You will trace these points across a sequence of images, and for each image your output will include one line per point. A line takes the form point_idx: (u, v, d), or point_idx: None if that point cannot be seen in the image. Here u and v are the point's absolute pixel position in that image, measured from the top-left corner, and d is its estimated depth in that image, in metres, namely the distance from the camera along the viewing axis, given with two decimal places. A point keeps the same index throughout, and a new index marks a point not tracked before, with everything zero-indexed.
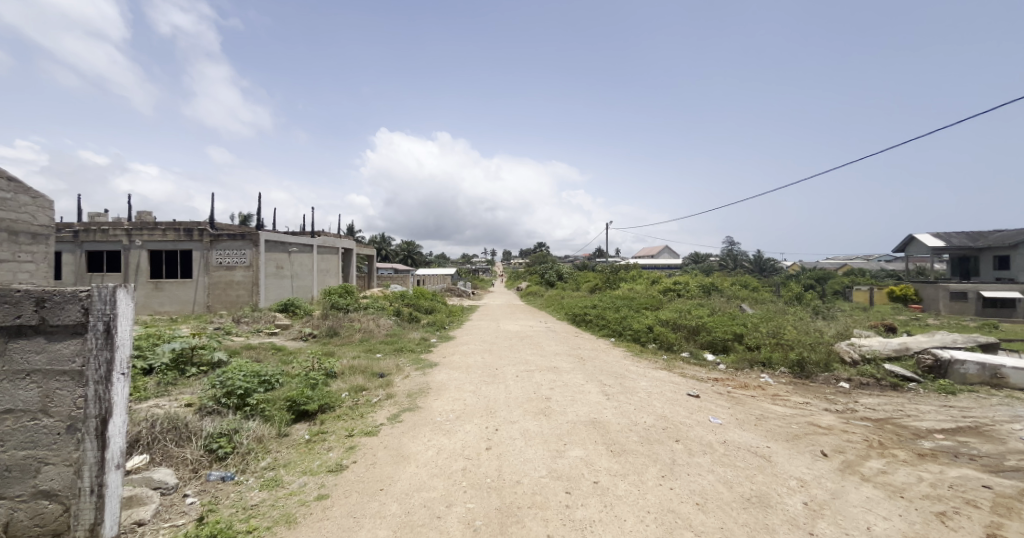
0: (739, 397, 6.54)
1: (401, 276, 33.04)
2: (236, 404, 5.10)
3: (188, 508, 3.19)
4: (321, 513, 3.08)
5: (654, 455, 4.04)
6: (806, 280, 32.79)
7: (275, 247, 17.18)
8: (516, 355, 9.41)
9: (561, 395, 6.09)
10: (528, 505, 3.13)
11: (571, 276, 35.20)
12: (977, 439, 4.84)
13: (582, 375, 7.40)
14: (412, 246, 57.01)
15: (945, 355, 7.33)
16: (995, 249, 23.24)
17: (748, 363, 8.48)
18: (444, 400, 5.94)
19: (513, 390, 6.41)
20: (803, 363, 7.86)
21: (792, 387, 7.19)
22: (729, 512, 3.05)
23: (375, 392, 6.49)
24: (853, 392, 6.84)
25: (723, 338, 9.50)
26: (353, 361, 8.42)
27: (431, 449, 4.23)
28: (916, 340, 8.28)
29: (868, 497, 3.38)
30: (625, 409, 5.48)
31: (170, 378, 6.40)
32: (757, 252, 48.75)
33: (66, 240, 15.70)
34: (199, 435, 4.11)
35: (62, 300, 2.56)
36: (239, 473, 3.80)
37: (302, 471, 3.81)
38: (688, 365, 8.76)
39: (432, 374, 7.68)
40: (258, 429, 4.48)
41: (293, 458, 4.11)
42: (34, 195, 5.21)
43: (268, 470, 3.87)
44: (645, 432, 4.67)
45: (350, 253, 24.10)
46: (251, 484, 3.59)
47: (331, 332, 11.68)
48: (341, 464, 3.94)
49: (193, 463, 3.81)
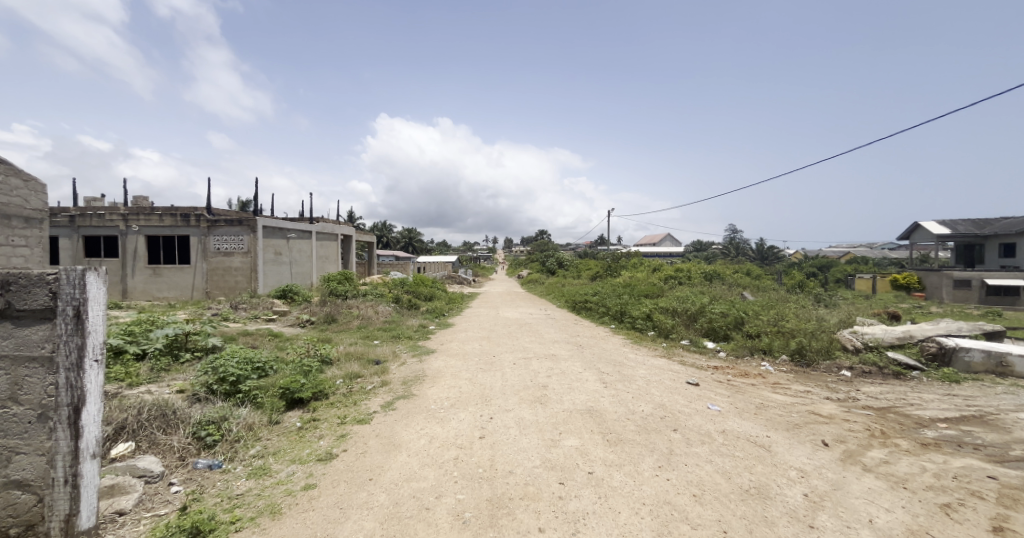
0: (739, 385, 6.46)
1: (401, 264, 32.76)
2: (227, 391, 5.08)
3: (172, 498, 3.11)
4: (306, 503, 3.00)
5: (651, 444, 3.96)
6: (807, 268, 32.54)
7: (274, 233, 16.99)
8: (514, 342, 9.31)
9: (558, 383, 5.99)
10: (519, 496, 3.05)
11: (571, 264, 34.99)
12: (982, 428, 4.74)
13: (580, 363, 7.30)
14: (412, 233, 56.80)
15: (950, 343, 7.18)
16: (1001, 236, 23.02)
17: (749, 351, 8.39)
18: (439, 387, 5.87)
19: (510, 378, 6.32)
20: (804, 351, 7.73)
21: (794, 375, 7.06)
22: (727, 504, 2.96)
23: (370, 379, 6.42)
24: (855, 380, 6.73)
25: (724, 326, 9.42)
26: (349, 347, 8.39)
27: (423, 437, 4.16)
28: (919, 328, 8.15)
29: (871, 488, 3.28)
30: (623, 398, 5.39)
31: (163, 364, 6.34)
32: (759, 240, 48.64)
33: (62, 224, 15.57)
34: (186, 422, 4.05)
35: (28, 283, 2.42)
36: (226, 461, 3.72)
37: (291, 460, 3.74)
38: (688, 353, 8.71)
39: (429, 361, 7.61)
40: (249, 417, 4.43)
41: (283, 446, 4.05)
42: (25, 178, 5.06)
43: (257, 458, 3.80)
44: (643, 421, 4.58)
45: (349, 240, 24.08)
46: (239, 473, 3.51)
47: (329, 319, 11.60)
48: (332, 452, 3.86)
49: (180, 451, 3.74)
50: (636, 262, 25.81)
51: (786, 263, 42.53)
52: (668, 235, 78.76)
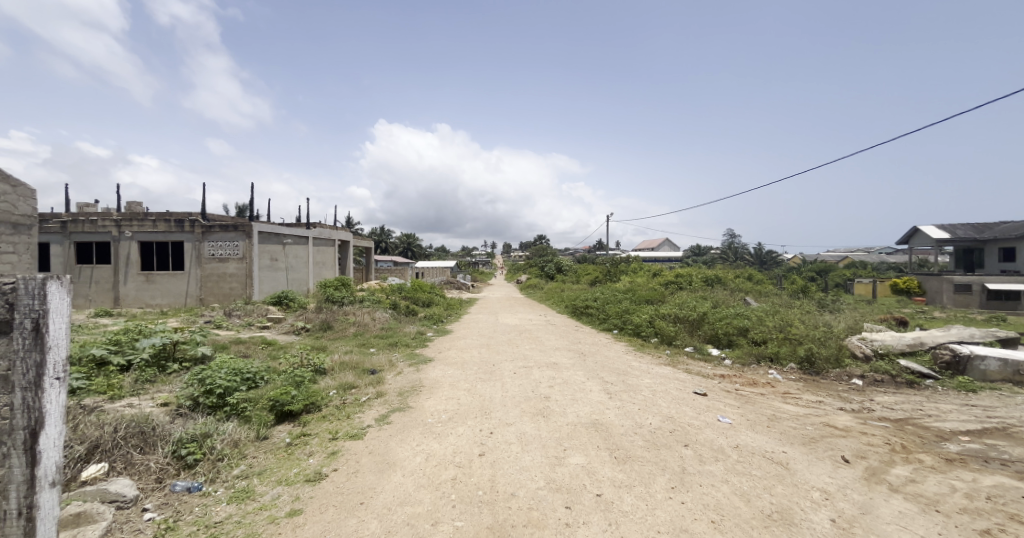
0: (747, 395, 6.23)
1: (399, 269, 32.50)
2: (214, 404, 4.84)
3: (144, 527, 2.86)
4: (290, 533, 2.74)
5: (662, 462, 3.71)
6: (807, 273, 32.47)
7: (269, 239, 16.70)
8: (514, 350, 9.06)
9: (560, 394, 5.74)
10: (523, 523, 2.80)
11: (570, 268, 34.84)
12: (1007, 442, 4.51)
13: (583, 372, 7.05)
14: (411, 238, 56.55)
15: (964, 351, 6.97)
16: (1000, 240, 22.94)
17: (755, 359, 8.17)
18: (436, 399, 5.62)
19: (510, 388, 6.06)
20: (813, 359, 7.50)
21: (803, 385, 6.83)
22: (749, 532, 2.71)
23: (365, 390, 6.16)
24: (868, 390, 6.50)
25: (728, 333, 9.21)
26: (344, 356, 8.12)
27: (420, 455, 3.91)
28: (930, 335, 7.94)
29: (901, 511, 3.04)
30: (629, 410, 5.15)
31: (148, 375, 6.07)
32: (757, 244, 48.64)
33: (53, 231, 15.32)
34: (166, 440, 3.79)
35: None
36: (207, 482, 3.46)
37: (277, 481, 3.49)
38: (693, 361, 8.47)
39: (426, 370, 7.34)
40: (235, 432, 4.19)
41: (270, 465, 3.79)
42: (14, 183, 4.55)
43: (241, 479, 3.54)
44: (651, 435, 4.33)
45: (347, 245, 23.81)
46: (219, 497, 3.25)
47: (324, 326, 11.33)
48: (321, 472, 3.60)
49: (158, 472, 3.48)
50: (636, 267, 25.62)
51: (785, 268, 42.48)
52: (667, 241, 78.85)
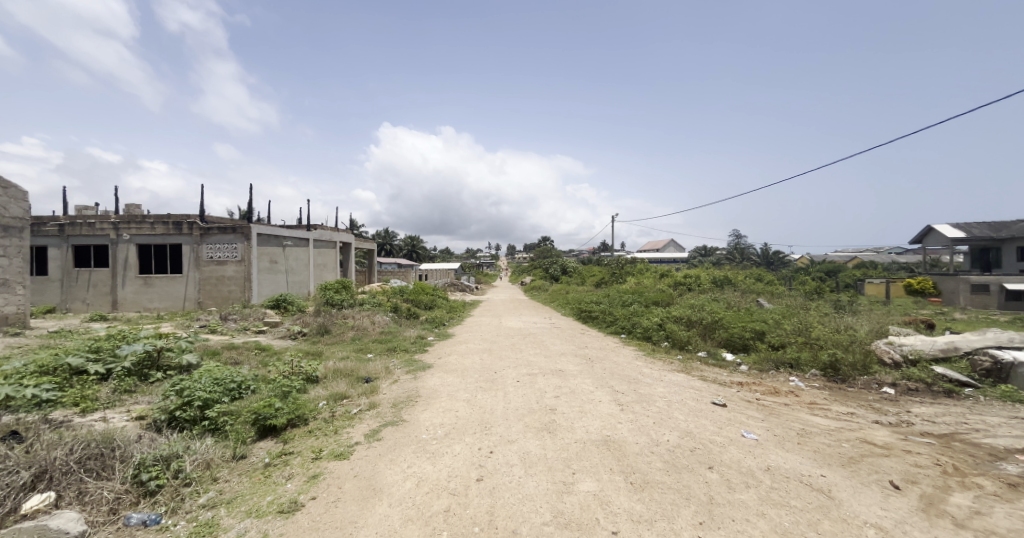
0: (771, 405, 5.73)
1: (402, 272, 32.11)
2: (192, 417, 4.44)
3: None
4: None
5: (685, 489, 3.24)
6: (817, 273, 31.81)
7: (268, 241, 16.37)
8: (518, 355, 8.60)
9: (567, 406, 5.27)
10: None
11: (575, 270, 34.34)
12: None
13: (590, 380, 6.59)
14: (415, 241, 56.30)
15: (1007, 358, 6.44)
16: (1019, 240, 22.20)
17: (774, 365, 7.68)
18: (433, 411, 5.18)
19: (513, 399, 5.62)
20: (838, 365, 6.99)
21: (830, 394, 6.31)
22: None
23: (357, 400, 5.75)
24: (902, 400, 5.98)
25: (744, 337, 8.71)
26: (339, 362, 7.71)
27: (410, 479, 3.47)
28: (965, 339, 7.39)
29: None
30: (643, 424, 4.68)
31: (127, 385, 5.72)
32: (764, 245, 47.85)
33: (51, 234, 15.16)
34: (128, 463, 3.40)
35: None
36: (168, 514, 3.05)
37: (246, 512, 3.06)
38: (707, 367, 7.98)
39: (424, 378, 6.92)
40: (207, 452, 3.79)
41: (242, 491, 3.37)
42: None
43: (207, 508, 3.13)
44: (670, 455, 3.86)
45: (349, 248, 23.41)
46: (177, 533, 2.84)
47: (322, 330, 10.96)
48: (297, 501, 3.18)
49: (112, 502, 3.08)
50: (642, 268, 25.09)
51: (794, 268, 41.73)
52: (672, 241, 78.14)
